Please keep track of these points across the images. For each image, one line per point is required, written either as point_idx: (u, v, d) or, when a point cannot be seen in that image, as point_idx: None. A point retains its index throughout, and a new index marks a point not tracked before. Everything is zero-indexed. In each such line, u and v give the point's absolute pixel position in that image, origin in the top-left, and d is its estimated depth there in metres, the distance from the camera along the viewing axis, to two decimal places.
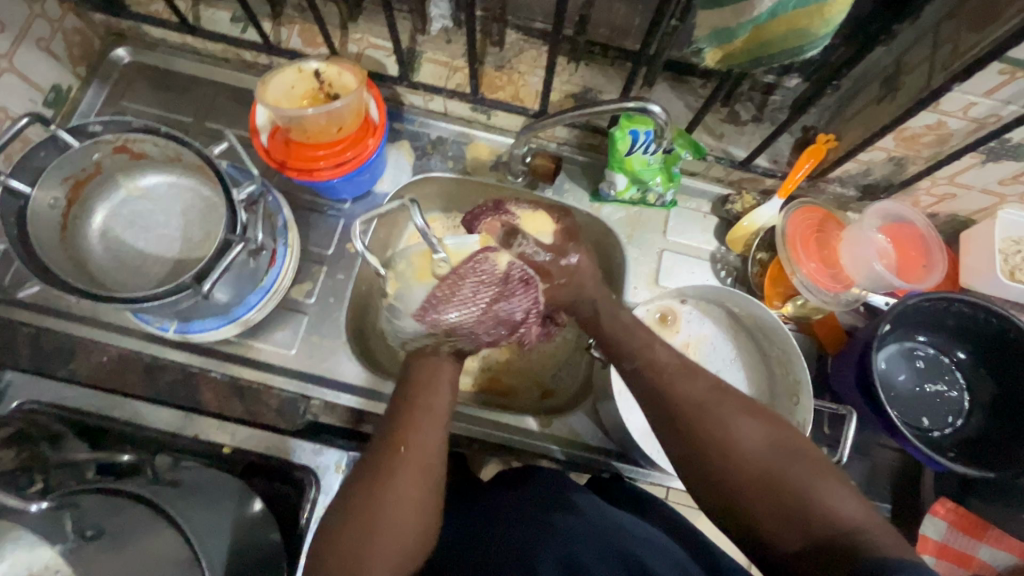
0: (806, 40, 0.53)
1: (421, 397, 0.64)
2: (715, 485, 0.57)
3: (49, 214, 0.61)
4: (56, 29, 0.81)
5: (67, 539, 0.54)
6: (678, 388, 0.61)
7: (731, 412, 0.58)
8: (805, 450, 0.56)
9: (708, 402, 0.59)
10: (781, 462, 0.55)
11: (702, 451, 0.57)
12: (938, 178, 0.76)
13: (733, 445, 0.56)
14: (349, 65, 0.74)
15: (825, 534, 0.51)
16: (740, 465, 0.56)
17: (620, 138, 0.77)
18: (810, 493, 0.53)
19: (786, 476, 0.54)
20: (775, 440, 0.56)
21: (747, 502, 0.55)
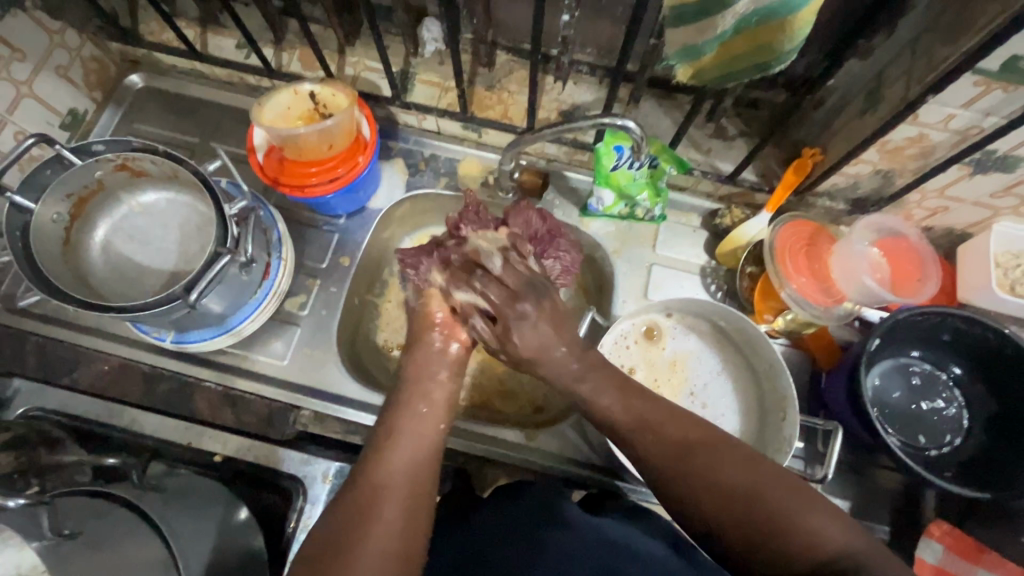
0: (774, 55, 0.54)
1: (407, 417, 0.62)
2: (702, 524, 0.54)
3: (53, 229, 0.65)
4: (74, 57, 0.86)
5: (45, 536, 0.53)
6: (659, 430, 0.58)
7: (713, 452, 0.55)
8: (792, 483, 0.53)
9: (690, 443, 0.56)
10: (768, 498, 0.52)
11: (686, 492, 0.55)
12: (927, 191, 0.75)
13: (718, 487, 0.53)
14: (342, 86, 0.78)
15: (817, 567, 0.48)
16: (725, 506, 0.53)
17: (605, 152, 0.79)
18: (797, 523, 0.50)
19: (774, 514, 0.51)
20: (760, 478, 0.53)
21: (737, 541, 0.52)
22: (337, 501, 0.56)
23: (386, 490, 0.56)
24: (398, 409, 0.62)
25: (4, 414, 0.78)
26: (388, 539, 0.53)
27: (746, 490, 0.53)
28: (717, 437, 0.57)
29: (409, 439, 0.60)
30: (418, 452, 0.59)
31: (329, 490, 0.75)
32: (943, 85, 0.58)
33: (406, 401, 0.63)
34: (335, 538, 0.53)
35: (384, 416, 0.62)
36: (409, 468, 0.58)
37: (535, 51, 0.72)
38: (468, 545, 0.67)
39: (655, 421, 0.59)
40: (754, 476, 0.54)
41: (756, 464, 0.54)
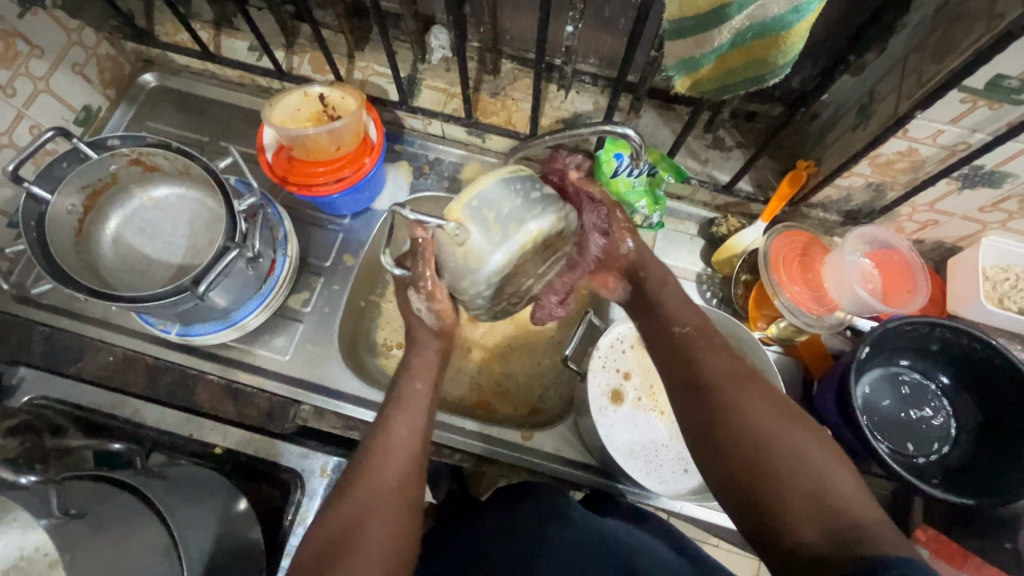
0: (767, 69, 0.56)
1: (403, 404, 0.65)
2: (724, 462, 0.56)
3: (66, 219, 0.67)
4: (90, 55, 0.88)
5: (52, 515, 0.54)
6: (706, 369, 0.60)
7: (752, 395, 0.57)
8: (821, 443, 0.54)
9: (734, 382, 0.58)
10: (795, 449, 0.53)
11: (720, 426, 0.57)
12: (918, 205, 0.77)
13: (751, 428, 0.55)
14: (351, 89, 0.80)
15: (833, 522, 0.48)
16: (751, 447, 0.54)
17: (605, 159, 0.82)
18: (818, 478, 0.51)
19: (799, 463, 0.52)
20: (792, 429, 0.55)
21: (756, 482, 0.53)
22: (333, 493, 0.61)
23: (378, 481, 0.60)
24: (397, 399, 0.66)
25: (7, 402, 0.77)
26: (385, 523, 0.57)
27: (775, 435, 0.55)
28: (762, 386, 0.58)
29: (402, 425, 0.64)
30: (412, 439, 0.63)
31: (327, 483, 0.75)
32: (931, 101, 0.60)
33: (404, 389, 0.67)
34: (341, 519, 0.57)
35: (385, 407, 0.66)
36: (399, 459, 0.61)
37: (539, 59, 0.74)
38: (473, 547, 0.69)
39: (705, 360, 0.61)
40: (785, 425, 0.55)
41: (791, 417, 0.56)
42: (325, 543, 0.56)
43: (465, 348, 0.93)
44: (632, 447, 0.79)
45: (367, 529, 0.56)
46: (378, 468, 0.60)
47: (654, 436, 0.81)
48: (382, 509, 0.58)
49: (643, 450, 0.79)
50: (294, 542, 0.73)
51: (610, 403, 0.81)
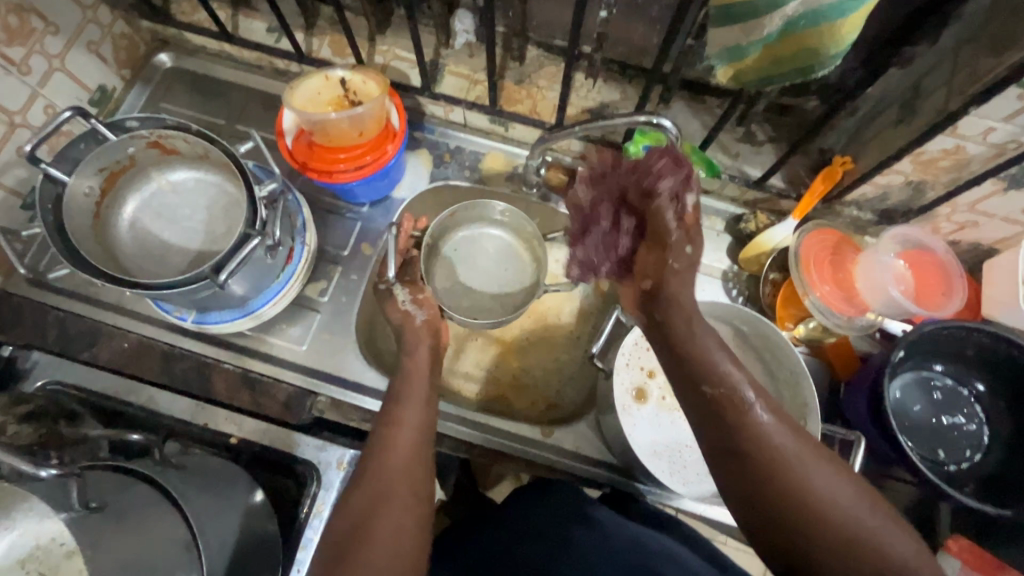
0: (817, 59, 0.54)
1: (405, 397, 0.67)
2: (777, 535, 0.52)
3: (83, 202, 0.65)
4: (105, 33, 0.86)
5: (71, 509, 0.54)
6: (757, 432, 0.54)
7: (811, 460, 0.53)
8: (882, 508, 0.52)
9: (791, 448, 0.53)
10: (859, 520, 0.50)
11: (776, 499, 0.52)
12: (958, 205, 0.75)
13: (815, 503, 0.51)
14: (373, 73, 0.78)
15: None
16: (814, 522, 0.50)
17: (633, 152, 0.79)
18: (886, 552, 0.49)
19: (866, 539, 0.49)
20: (853, 495, 0.52)
21: (818, 558, 0.50)
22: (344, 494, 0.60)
23: (388, 476, 0.59)
24: (397, 397, 0.67)
25: (21, 386, 0.76)
26: (396, 517, 0.57)
27: (839, 506, 0.51)
28: (817, 451, 0.54)
29: (409, 419, 0.65)
30: (418, 434, 0.64)
31: (343, 477, 0.73)
32: (985, 97, 0.58)
33: (403, 383, 0.68)
34: (351, 518, 0.57)
35: (387, 405, 0.67)
36: (405, 450, 0.62)
37: (571, 46, 0.71)
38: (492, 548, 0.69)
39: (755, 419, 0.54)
40: (846, 492, 0.52)
41: (851, 484, 0.52)
42: (339, 544, 0.55)
43: (482, 341, 0.91)
44: (656, 450, 0.78)
45: (378, 525, 0.56)
46: (386, 462, 0.60)
47: (678, 436, 0.79)
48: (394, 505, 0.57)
49: (668, 452, 0.78)
50: (310, 535, 0.70)
51: (633, 401, 0.80)
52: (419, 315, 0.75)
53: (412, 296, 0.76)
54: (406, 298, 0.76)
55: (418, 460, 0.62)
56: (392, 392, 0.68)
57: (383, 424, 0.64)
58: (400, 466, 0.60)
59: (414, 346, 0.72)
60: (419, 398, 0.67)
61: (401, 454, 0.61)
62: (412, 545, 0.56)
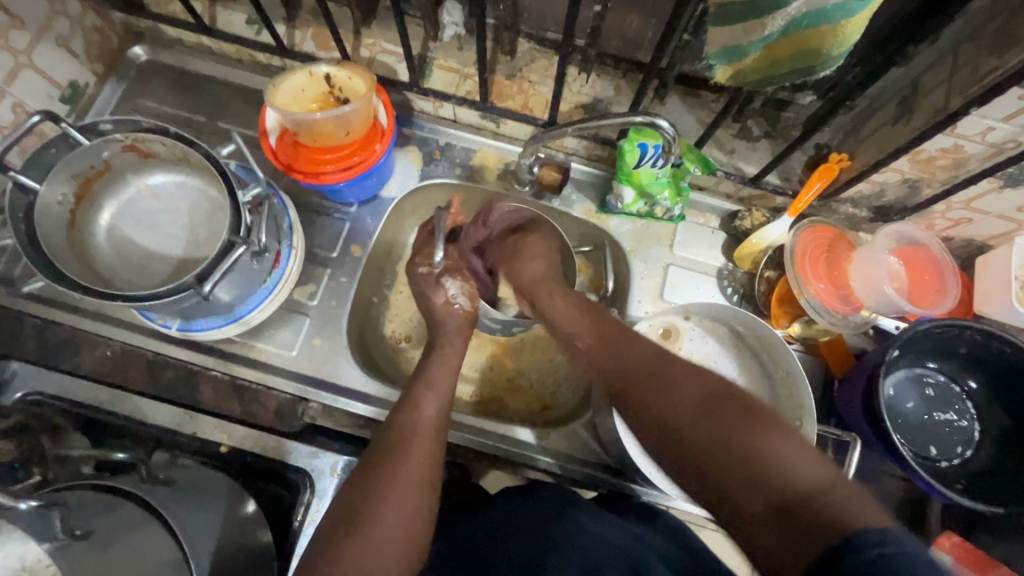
0: (817, 61, 0.52)
1: (431, 384, 0.67)
2: (663, 450, 0.55)
3: (57, 210, 0.63)
4: (75, 26, 0.82)
5: (55, 537, 0.55)
6: (626, 358, 0.62)
7: (679, 386, 0.57)
8: (758, 413, 0.52)
9: (661, 382, 0.58)
10: (727, 425, 0.52)
11: (649, 419, 0.57)
12: (954, 202, 0.74)
13: (677, 410, 0.55)
14: (359, 69, 0.75)
15: (782, 502, 0.46)
16: (689, 442, 0.53)
17: (628, 150, 0.77)
18: (762, 450, 0.49)
19: (734, 443, 0.51)
20: (721, 411, 0.53)
21: (700, 465, 0.52)
22: (358, 470, 0.60)
23: (399, 459, 0.60)
24: (424, 379, 0.68)
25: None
26: (407, 495, 0.58)
27: (708, 421, 0.53)
28: (689, 380, 0.57)
29: (431, 403, 0.65)
30: (436, 416, 0.64)
31: (337, 484, 0.73)
32: (986, 97, 0.57)
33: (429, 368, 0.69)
34: (357, 500, 0.57)
35: (411, 386, 0.67)
36: (426, 433, 0.63)
37: (565, 42, 0.69)
38: (475, 540, 0.68)
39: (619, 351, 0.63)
40: (711, 406, 0.54)
41: (718, 402, 0.54)
42: (341, 520, 0.56)
43: (475, 342, 0.90)
44: None
45: (389, 502, 0.57)
46: (405, 446, 0.61)
47: None
48: (408, 486, 0.58)
49: None
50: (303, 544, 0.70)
51: None
52: (461, 305, 0.74)
53: (460, 289, 0.75)
54: (453, 288, 0.74)
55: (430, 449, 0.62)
56: (415, 377, 0.68)
57: (402, 409, 0.65)
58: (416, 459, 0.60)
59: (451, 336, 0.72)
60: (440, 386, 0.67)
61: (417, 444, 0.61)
62: (410, 535, 0.56)
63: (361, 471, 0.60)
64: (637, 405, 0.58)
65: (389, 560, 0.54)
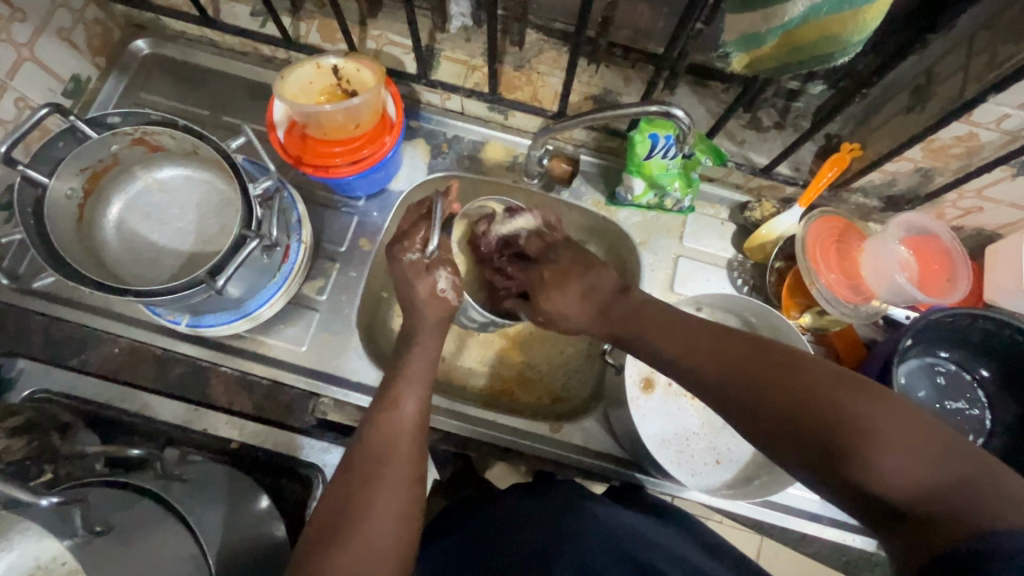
0: (837, 47, 0.52)
1: (408, 380, 0.64)
2: (775, 442, 0.50)
3: (66, 204, 0.62)
4: (77, 19, 0.81)
5: (76, 534, 0.53)
6: (710, 351, 0.56)
7: (779, 372, 0.51)
8: (878, 393, 0.47)
9: (757, 368, 0.52)
10: (845, 410, 0.47)
11: (755, 411, 0.51)
12: (966, 191, 0.74)
13: (786, 399, 0.50)
14: (367, 61, 0.74)
15: (932, 491, 0.42)
16: (796, 424, 0.48)
17: (639, 140, 0.77)
18: (890, 437, 0.44)
19: (858, 430, 0.46)
20: (831, 393, 0.48)
21: (824, 455, 0.47)
22: (339, 471, 0.58)
23: (384, 457, 0.57)
24: (403, 375, 0.65)
25: (7, 396, 0.74)
26: (398, 492, 0.56)
27: (816, 406, 0.48)
28: (782, 358, 0.52)
29: (409, 401, 0.62)
30: (417, 412, 0.62)
31: None
32: (1003, 84, 0.57)
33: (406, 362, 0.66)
34: (342, 503, 0.55)
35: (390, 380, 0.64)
36: (411, 429, 0.60)
37: (577, 32, 0.69)
38: (487, 530, 0.68)
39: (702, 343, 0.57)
40: (824, 394, 0.48)
41: (825, 384, 0.49)
42: (325, 526, 0.53)
43: (484, 335, 0.89)
44: (665, 440, 0.78)
45: (377, 501, 0.55)
46: (390, 444, 0.58)
47: (688, 427, 0.79)
48: (399, 485, 0.56)
49: (676, 442, 0.78)
50: None
51: (641, 393, 0.79)
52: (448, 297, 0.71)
53: (450, 283, 0.71)
54: (445, 280, 0.71)
55: (413, 446, 0.60)
56: (392, 372, 0.65)
57: (380, 407, 0.62)
58: (400, 456, 0.58)
59: (438, 329, 0.69)
60: (416, 380, 0.64)
61: (401, 443, 0.59)
62: (402, 536, 0.54)
63: (342, 473, 0.57)
64: (728, 395, 0.54)
65: (382, 562, 0.52)
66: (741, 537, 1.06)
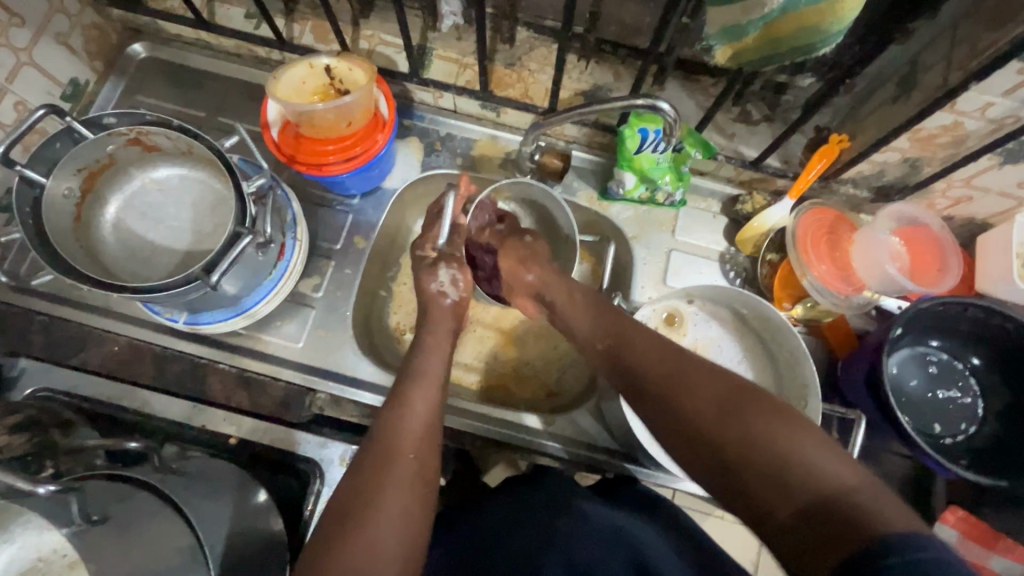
0: (817, 37, 0.53)
1: (419, 380, 0.63)
2: (688, 453, 0.53)
3: (63, 205, 0.63)
4: (74, 23, 0.82)
5: (73, 522, 0.55)
6: (641, 361, 0.59)
7: (697, 381, 0.54)
8: (780, 411, 0.50)
9: (678, 381, 0.55)
10: (748, 426, 0.50)
11: (671, 422, 0.54)
12: (954, 180, 0.74)
13: (696, 413, 0.52)
14: (358, 61, 0.75)
15: (813, 505, 0.45)
16: (706, 439, 0.51)
17: (629, 135, 0.77)
18: (789, 452, 0.47)
19: (758, 440, 0.49)
20: (742, 406, 0.51)
21: (730, 468, 0.49)
22: (346, 475, 0.57)
23: (392, 464, 0.56)
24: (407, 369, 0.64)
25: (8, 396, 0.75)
26: (406, 487, 0.55)
27: (725, 416, 0.51)
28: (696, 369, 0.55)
29: (420, 401, 0.61)
30: (429, 411, 0.61)
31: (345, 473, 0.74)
32: (986, 71, 0.57)
33: (418, 361, 0.65)
34: (347, 506, 0.54)
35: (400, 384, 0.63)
36: (420, 432, 0.59)
37: (564, 28, 0.69)
38: (482, 527, 0.69)
39: (628, 346, 0.61)
40: (732, 411, 0.51)
41: (739, 400, 0.51)
42: (330, 529, 0.53)
43: (479, 332, 0.90)
44: None
45: (384, 504, 0.54)
46: (395, 447, 0.57)
47: None
48: (400, 485, 0.55)
49: None
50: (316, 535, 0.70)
51: None
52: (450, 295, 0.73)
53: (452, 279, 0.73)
54: (447, 277, 0.73)
55: (426, 450, 0.59)
56: (402, 374, 0.64)
57: (391, 412, 0.60)
58: (412, 463, 0.57)
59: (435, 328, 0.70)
60: (428, 387, 0.63)
61: (411, 447, 0.58)
62: (405, 545, 0.53)
63: (350, 477, 0.56)
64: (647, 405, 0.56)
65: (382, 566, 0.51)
66: (740, 535, 1.06)
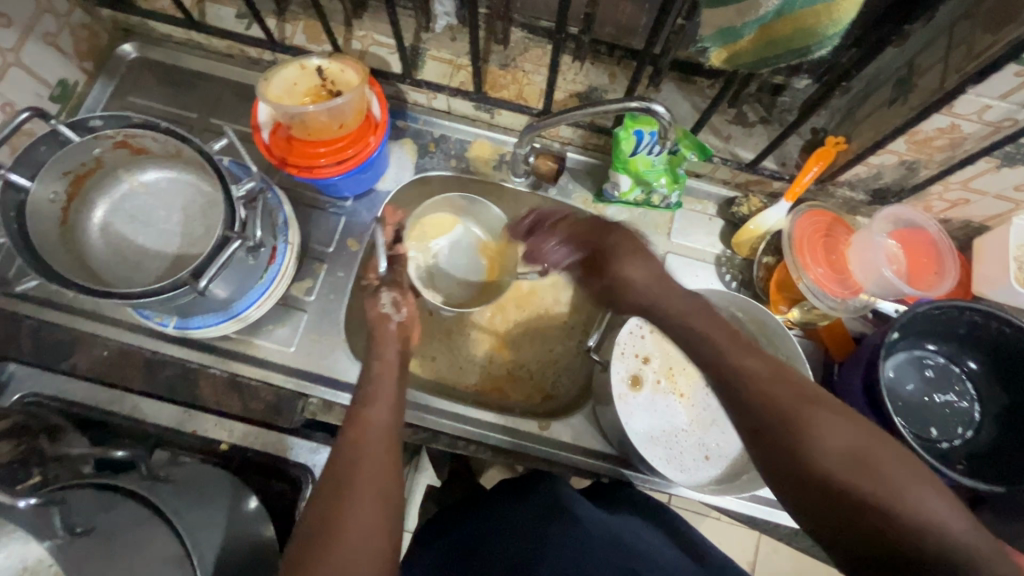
0: (813, 40, 0.52)
1: (376, 393, 0.64)
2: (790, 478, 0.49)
3: (49, 208, 0.62)
4: (63, 24, 0.81)
5: (55, 535, 0.55)
6: (746, 374, 0.53)
7: (814, 411, 0.49)
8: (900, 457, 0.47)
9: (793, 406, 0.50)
10: (872, 467, 0.46)
11: (780, 446, 0.49)
12: (951, 183, 0.74)
13: (817, 443, 0.48)
14: (351, 62, 0.74)
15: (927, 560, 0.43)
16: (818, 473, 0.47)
17: (624, 137, 0.77)
18: (907, 499, 0.44)
19: (880, 483, 0.45)
20: (865, 447, 0.47)
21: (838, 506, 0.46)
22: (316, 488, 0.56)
23: (363, 469, 0.56)
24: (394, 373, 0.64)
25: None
26: (373, 502, 0.55)
27: (850, 455, 0.47)
28: (795, 388, 0.52)
29: (381, 411, 0.62)
30: (388, 425, 0.62)
31: None
32: (983, 74, 0.57)
33: (379, 373, 0.66)
34: (323, 514, 0.53)
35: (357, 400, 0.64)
36: (383, 441, 0.60)
37: (558, 30, 0.69)
38: (474, 534, 0.68)
39: (728, 355, 0.55)
40: (856, 454, 0.47)
41: (862, 443, 0.47)
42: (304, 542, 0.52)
43: (473, 335, 0.89)
44: (653, 436, 0.78)
45: (358, 510, 0.53)
46: (361, 454, 0.58)
47: (674, 423, 0.79)
48: (372, 493, 0.55)
49: (664, 439, 0.78)
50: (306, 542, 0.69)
51: (629, 389, 0.80)
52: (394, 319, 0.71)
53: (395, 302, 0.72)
54: (389, 299, 0.72)
55: (392, 458, 0.59)
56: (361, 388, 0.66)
57: (353, 424, 0.61)
58: (382, 470, 0.57)
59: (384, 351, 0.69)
60: (387, 399, 0.64)
61: (379, 455, 0.58)
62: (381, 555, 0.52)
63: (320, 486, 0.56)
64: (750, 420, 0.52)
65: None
66: (736, 537, 1.06)
